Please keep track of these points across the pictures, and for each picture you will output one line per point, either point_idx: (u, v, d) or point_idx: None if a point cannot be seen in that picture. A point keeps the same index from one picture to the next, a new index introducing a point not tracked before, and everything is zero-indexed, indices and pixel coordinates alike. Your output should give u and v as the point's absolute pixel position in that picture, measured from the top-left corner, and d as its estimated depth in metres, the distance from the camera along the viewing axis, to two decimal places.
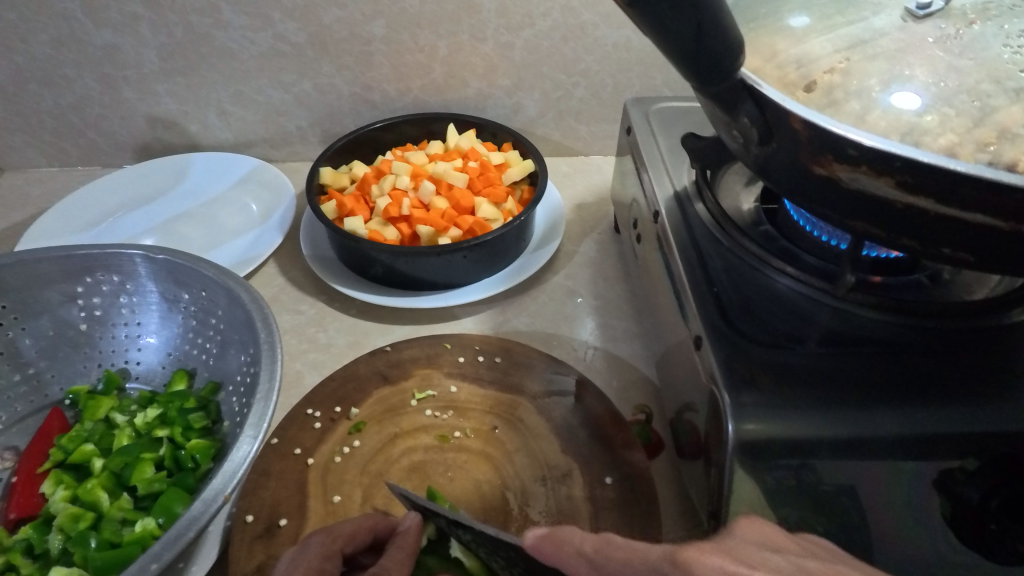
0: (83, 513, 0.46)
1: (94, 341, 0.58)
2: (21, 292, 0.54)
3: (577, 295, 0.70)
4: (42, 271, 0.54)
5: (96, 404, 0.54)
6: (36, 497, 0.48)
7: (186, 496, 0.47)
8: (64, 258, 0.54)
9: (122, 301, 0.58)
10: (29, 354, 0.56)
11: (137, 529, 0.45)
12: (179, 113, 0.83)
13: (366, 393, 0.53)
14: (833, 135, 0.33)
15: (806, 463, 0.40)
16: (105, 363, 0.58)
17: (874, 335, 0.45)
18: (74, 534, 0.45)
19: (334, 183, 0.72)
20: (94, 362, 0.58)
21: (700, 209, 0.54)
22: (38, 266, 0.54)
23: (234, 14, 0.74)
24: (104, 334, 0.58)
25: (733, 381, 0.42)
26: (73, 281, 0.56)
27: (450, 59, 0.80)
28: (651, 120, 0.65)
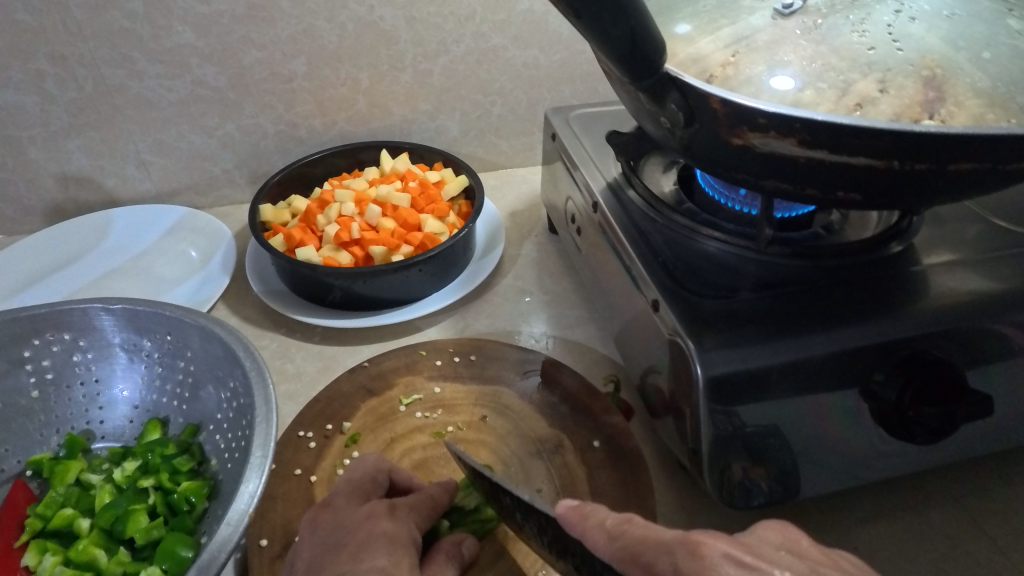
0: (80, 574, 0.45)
1: (50, 406, 0.55)
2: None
3: (528, 293, 0.75)
4: None
5: (64, 469, 0.52)
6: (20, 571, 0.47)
7: (189, 537, 0.47)
8: (10, 321, 0.52)
9: (76, 359, 0.56)
10: None
11: None
12: (93, 169, 0.81)
13: (354, 407, 0.55)
14: (746, 109, 0.40)
15: (761, 389, 0.47)
16: (64, 427, 0.56)
17: (793, 278, 0.54)
18: None
19: (277, 219, 0.74)
20: (52, 429, 0.56)
21: (632, 195, 0.61)
22: None
23: (148, 63, 0.75)
24: (60, 397, 0.56)
25: (692, 331, 0.49)
26: (20, 345, 0.53)
27: (373, 89, 0.83)
28: (572, 126, 0.72)
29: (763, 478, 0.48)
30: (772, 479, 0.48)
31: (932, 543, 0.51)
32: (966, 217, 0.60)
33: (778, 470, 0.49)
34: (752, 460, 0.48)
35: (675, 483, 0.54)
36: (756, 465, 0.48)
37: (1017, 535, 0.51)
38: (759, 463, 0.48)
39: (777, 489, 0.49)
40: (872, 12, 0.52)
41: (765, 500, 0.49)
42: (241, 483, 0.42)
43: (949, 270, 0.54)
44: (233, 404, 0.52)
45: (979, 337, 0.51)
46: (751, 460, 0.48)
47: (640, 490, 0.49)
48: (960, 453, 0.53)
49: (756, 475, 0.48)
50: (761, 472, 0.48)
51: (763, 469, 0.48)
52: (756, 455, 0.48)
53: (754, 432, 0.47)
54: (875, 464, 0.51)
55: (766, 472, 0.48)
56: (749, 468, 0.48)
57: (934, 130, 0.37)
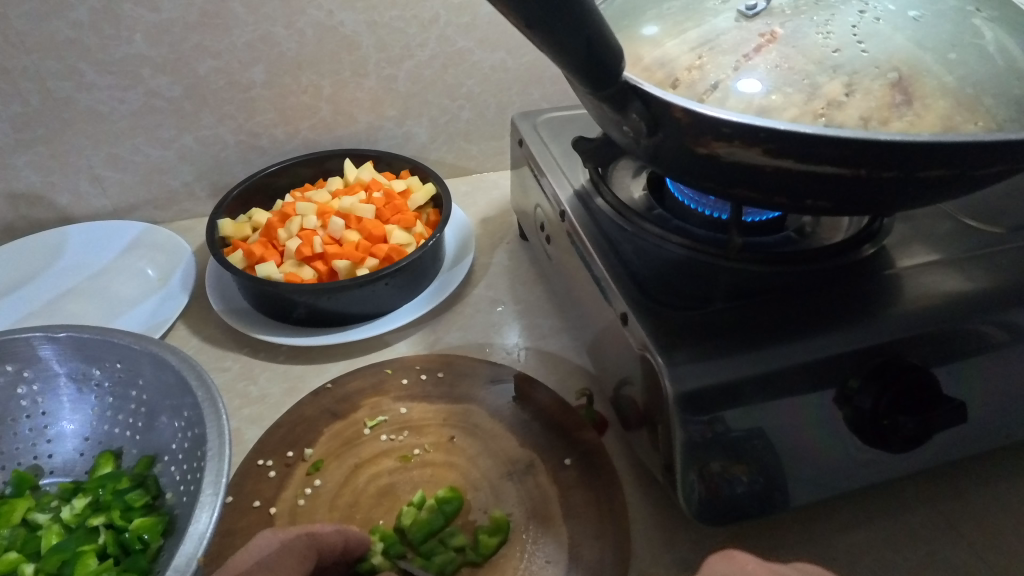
0: None
1: None
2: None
3: (500, 303, 0.73)
4: None
5: (9, 509, 0.49)
6: None
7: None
8: None
9: (21, 392, 0.53)
10: None
11: None
12: (44, 186, 0.78)
13: (317, 431, 0.53)
14: (709, 118, 0.38)
15: (735, 403, 0.46)
16: (11, 463, 0.53)
17: (765, 285, 0.53)
18: None
19: (237, 233, 0.71)
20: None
21: (601, 202, 0.60)
22: None
23: (98, 75, 0.71)
24: (5, 432, 0.53)
25: (663, 345, 0.47)
26: None
27: (335, 96, 0.81)
28: (540, 131, 0.70)
29: (743, 473, 0.47)
30: (752, 473, 0.47)
31: (911, 552, 0.50)
32: (937, 216, 0.59)
33: (761, 465, 0.48)
34: (731, 458, 0.47)
35: (649, 498, 0.53)
36: (734, 462, 0.47)
37: (996, 538, 0.51)
38: (740, 459, 0.47)
39: (758, 481, 0.48)
40: (838, 12, 0.51)
41: (747, 491, 0.47)
42: (192, 519, 0.40)
43: (922, 271, 0.54)
44: (188, 434, 0.49)
45: (957, 340, 0.50)
46: (730, 457, 0.47)
47: (615, 511, 0.47)
48: (936, 458, 0.52)
49: (735, 470, 0.47)
50: (741, 468, 0.47)
51: (743, 465, 0.47)
52: (736, 453, 0.47)
53: (722, 452, 0.46)
54: (854, 474, 0.50)
55: (746, 467, 0.47)
56: (727, 465, 0.47)
57: (901, 138, 0.36)
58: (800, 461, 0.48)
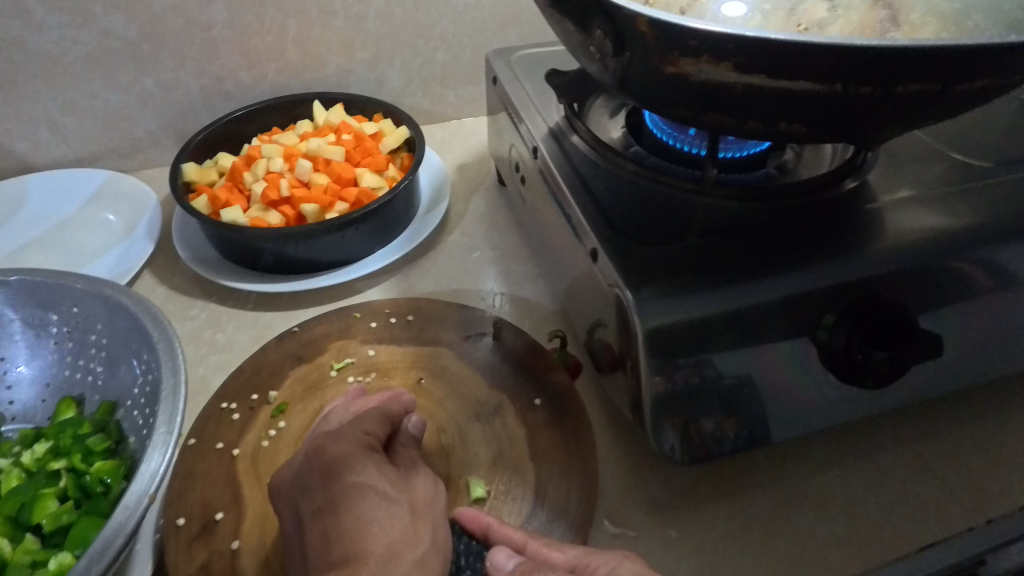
0: None
1: None
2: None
3: (475, 250, 0.71)
4: None
5: None
6: None
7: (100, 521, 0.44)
8: None
9: None
10: None
11: (51, 566, 0.42)
12: (0, 133, 0.75)
13: (282, 375, 0.52)
14: (675, 29, 0.36)
15: (705, 338, 0.45)
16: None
17: (742, 221, 0.51)
18: None
19: (202, 178, 0.68)
20: None
21: (575, 140, 0.58)
22: None
23: (47, 12, 0.68)
24: None
25: (633, 281, 0.46)
26: None
27: (302, 37, 0.77)
28: (514, 68, 0.67)
29: (731, 428, 0.47)
30: (740, 427, 0.47)
31: (882, 489, 0.50)
32: (922, 151, 0.57)
33: (747, 418, 0.47)
34: (725, 412, 0.46)
35: (621, 439, 0.52)
36: (726, 416, 0.47)
37: (968, 475, 0.50)
38: (732, 413, 0.47)
39: (744, 435, 0.47)
40: None
41: (734, 448, 0.47)
42: (142, 461, 0.39)
43: (903, 207, 0.52)
44: (146, 377, 0.48)
45: (935, 276, 0.49)
46: (724, 412, 0.47)
47: (583, 449, 0.47)
48: (911, 396, 0.51)
49: (725, 424, 0.47)
50: (732, 423, 0.47)
51: (734, 419, 0.47)
52: (730, 408, 0.47)
53: (691, 390, 0.46)
54: (828, 413, 0.49)
55: (735, 421, 0.47)
56: (721, 420, 0.47)
57: (880, 47, 0.34)
58: (776, 400, 0.48)
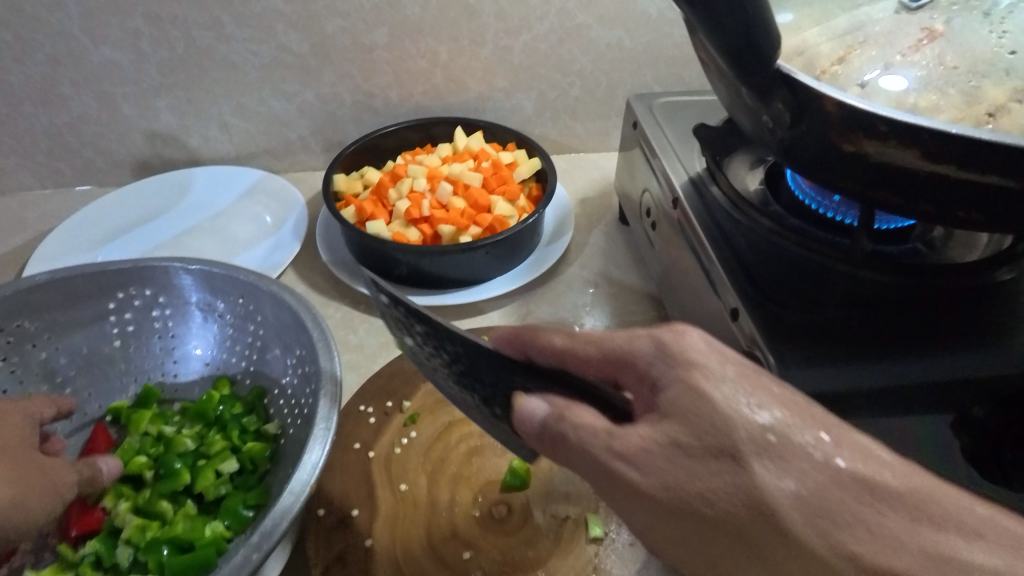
0: (149, 522, 0.48)
1: (130, 355, 0.58)
2: (53, 312, 0.55)
3: (594, 284, 0.73)
4: (79, 287, 0.54)
5: (139, 417, 0.55)
6: (95, 513, 0.50)
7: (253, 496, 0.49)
8: (97, 273, 0.54)
9: (154, 315, 0.58)
10: (64, 372, 0.56)
11: (208, 533, 0.47)
12: (179, 128, 0.83)
13: (415, 386, 0.55)
14: (866, 114, 0.37)
15: (845, 411, 0.44)
16: (142, 377, 0.59)
17: (889, 296, 0.50)
18: (144, 542, 0.47)
19: (348, 189, 0.74)
20: (131, 378, 0.58)
21: (715, 192, 0.58)
22: (74, 283, 0.54)
23: (237, 27, 0.75)
24: (140, 348, 0.59)
25: (774, 344, 0.46)
26: (105, 297, 0.56)
27: (451, 64, 0.82)
28: (655, 113, 0.69)
29: None
30: None
31: None
32: None
33: None
34: None
35: None
36: None
37: None
38: None
39: None
40: (1013, 11, 0.47)
41: None
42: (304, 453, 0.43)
43: None
44: (298, 370, 0.53)
45: None
46: None
47: None
48: None
49: None
50: None
51: None
52: None
53: None
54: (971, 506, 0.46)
55: None
56: None
57: None
58: None
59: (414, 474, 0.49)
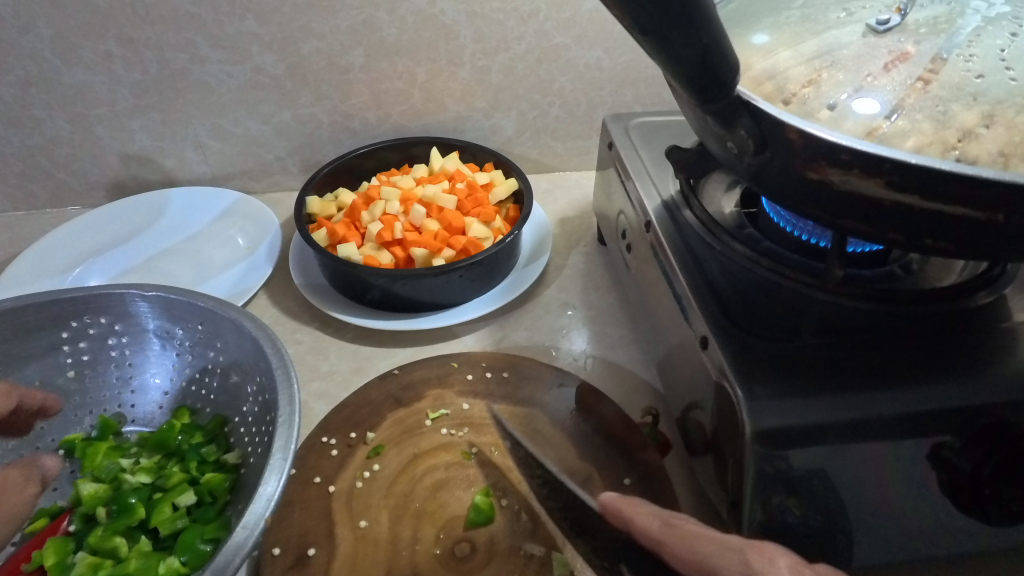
0: (101, 561, 0.46)
1: (86, 387, 0.57)
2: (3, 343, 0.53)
3: (571, 307, 0.71)
4: (31, 318, 0.53)
5: (94, 451, 0.53)
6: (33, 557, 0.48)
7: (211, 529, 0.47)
8: (51, 302, 0.53)
9: (111, 343, 0.57)
10: None
11: (162, 569, 0.45)
12: (154, 149, 0.83)
13: (380, 416, 0.54)
14: (828, 142, 0.36)
15: (816, 447, 0.43)
16: (98, 409, 0.58)
17: (863, 324, 0.49)
18: None
19: (323, 211, 0.73)
20: (86, 409, 0.57)
21: (688, 216, 0.58)
22: (26, 314, 0.53)
23: (211, 49, 0.75)
24: (96, 378, 0.57)
25: (744, 376, 0.44)
26: (59, 327, 0.55)
27: (429, 84, 0.81)
28: (631, 134, 0.68)
29: (795, 506, 0.43)
30: (807, 508, 0.43)
31: None
32: None
33: (818, 503, 0.43)
34: (789, 492, 0.43)
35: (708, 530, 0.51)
36: (791, 497, 0.43)
37: None
38: (797, 495, 0.43)
39: (813, 518, 0.43)
40: (984, 33, 0.46)
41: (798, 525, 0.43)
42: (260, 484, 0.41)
43: None
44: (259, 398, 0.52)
45: None
46: (788, 492, 0.43)
47: None
48: None
49: (789, 504, 0.43)
50: (795, 500, 0.43)
51: (799, 500, 0.43)
52: (796, 491, 0.43)
53: (784, 485, 0.43)
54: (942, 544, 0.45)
55: (801, 502, 0.43)
56: (784, 497, 0.43)
57: None
58: (880, 518, 0.44)
59: (374, 510, 0.47)
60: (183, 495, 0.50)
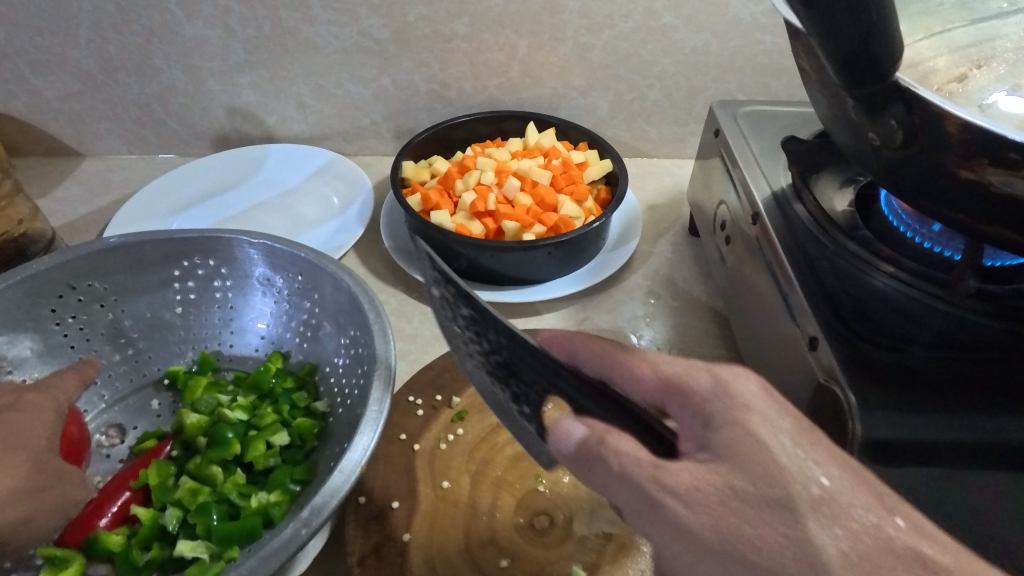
0: (200, 487, 0.49)
1: (188, 323, 0.60)
2: (120, 275, 0.57)
3: (656, 295, 0.70)
4: (146, 253, 0.57)
5: (195, 383, 0.57)
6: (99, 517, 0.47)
7: (300, 471, 0.49)
8: (165, 241, 0.57)
9: (216, 285, 0.60)
10: (128, 333, 0.59)
11: (255, 503, 0.48)
12: (259, 105, 0.86)
13: (464, 383, 0.54)
14: (995, 138, 0.33)
15: (931, 470, 0.40)
16: (199, 345, 0.61)
17: (991, 341, 0.45)
18: (194, 506, 0.47)
19: (416, 176, 0.74)
20: (189, 345, 0.60)
21: (800, 210, 0.55)
22: (143, 248, 0.56)
23: (322, 9, 0.76)
24: (198, 316, 0.61)
25: (856, 382, 0.42)
26: (170, 265, 0.58)
27: (529, 58, 0.81)
28: (739, 122, 0.65)
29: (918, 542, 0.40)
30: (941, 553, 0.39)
31: None
32: None
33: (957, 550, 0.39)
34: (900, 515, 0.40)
35: None
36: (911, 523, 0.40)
37: None
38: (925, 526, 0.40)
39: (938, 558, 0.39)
40: None
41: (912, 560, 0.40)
42: (356, 433, 0.42)
43: None
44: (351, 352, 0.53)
45: None
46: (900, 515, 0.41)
47: None
48: None
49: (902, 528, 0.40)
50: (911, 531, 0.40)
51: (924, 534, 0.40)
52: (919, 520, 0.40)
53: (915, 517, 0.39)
54: None
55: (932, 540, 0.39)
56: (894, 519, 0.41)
57: None
58: None
59: (455, 475, 0.48)
60: (277, 437, 0.52)
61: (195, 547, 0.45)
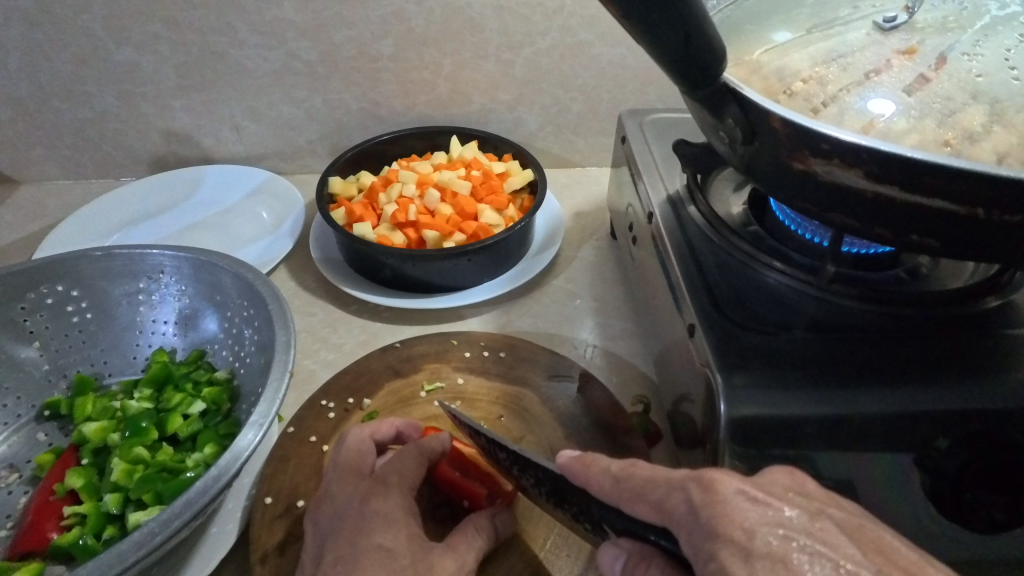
0: (133, 467, 0.51)
1: (63, 350, 0.61)
2: None
3: (578, 297, 0.73)
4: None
5: (83, 403, 0.57)
6: (44, 529, 0.48)
7: (225, 428, 0.54)
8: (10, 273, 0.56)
9: (70, 310, 0.60)
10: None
11: (191, 462, 0.51)
12: (193, 127, 0.87)
13: (378, 385, 0.56)
14: (809, 132, 0.36)
15: (800, 453, 0.43)
16: (69, 371, 0.61)
17: (857, 323, 0.49)
18: (134, 484, 0.49)
19: (344, 192, 0.76)
20: (60, 373, 0.61)
21: (693, 211, 0.58)
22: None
23: (250, 34, 0.79)
24: (71, 343, 0.61)
25: (725, 365, 0.45)
26: (21, 298, 0.57)
27: (455, 75, 0.84)
28: (645, 131, 0.69)
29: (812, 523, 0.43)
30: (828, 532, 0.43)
31: None
32: None
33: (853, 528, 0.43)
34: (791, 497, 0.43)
35: None
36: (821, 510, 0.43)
37: None
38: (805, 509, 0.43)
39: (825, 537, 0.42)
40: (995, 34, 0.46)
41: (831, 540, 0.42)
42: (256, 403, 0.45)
43: None
44: (238, 320, 0.59)
45: None
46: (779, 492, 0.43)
47: None
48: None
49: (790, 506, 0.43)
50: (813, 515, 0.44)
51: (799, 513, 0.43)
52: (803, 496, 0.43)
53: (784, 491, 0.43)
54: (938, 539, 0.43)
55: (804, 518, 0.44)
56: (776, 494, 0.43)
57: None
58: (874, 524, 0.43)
59: None
60: (192, 407, 0.56)
61: (150, 509, 0.47)
